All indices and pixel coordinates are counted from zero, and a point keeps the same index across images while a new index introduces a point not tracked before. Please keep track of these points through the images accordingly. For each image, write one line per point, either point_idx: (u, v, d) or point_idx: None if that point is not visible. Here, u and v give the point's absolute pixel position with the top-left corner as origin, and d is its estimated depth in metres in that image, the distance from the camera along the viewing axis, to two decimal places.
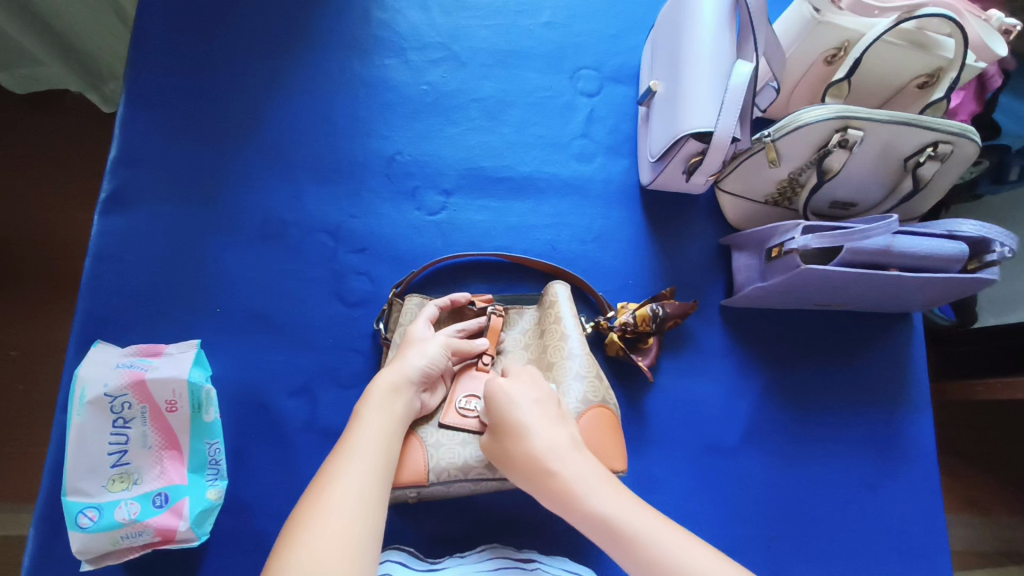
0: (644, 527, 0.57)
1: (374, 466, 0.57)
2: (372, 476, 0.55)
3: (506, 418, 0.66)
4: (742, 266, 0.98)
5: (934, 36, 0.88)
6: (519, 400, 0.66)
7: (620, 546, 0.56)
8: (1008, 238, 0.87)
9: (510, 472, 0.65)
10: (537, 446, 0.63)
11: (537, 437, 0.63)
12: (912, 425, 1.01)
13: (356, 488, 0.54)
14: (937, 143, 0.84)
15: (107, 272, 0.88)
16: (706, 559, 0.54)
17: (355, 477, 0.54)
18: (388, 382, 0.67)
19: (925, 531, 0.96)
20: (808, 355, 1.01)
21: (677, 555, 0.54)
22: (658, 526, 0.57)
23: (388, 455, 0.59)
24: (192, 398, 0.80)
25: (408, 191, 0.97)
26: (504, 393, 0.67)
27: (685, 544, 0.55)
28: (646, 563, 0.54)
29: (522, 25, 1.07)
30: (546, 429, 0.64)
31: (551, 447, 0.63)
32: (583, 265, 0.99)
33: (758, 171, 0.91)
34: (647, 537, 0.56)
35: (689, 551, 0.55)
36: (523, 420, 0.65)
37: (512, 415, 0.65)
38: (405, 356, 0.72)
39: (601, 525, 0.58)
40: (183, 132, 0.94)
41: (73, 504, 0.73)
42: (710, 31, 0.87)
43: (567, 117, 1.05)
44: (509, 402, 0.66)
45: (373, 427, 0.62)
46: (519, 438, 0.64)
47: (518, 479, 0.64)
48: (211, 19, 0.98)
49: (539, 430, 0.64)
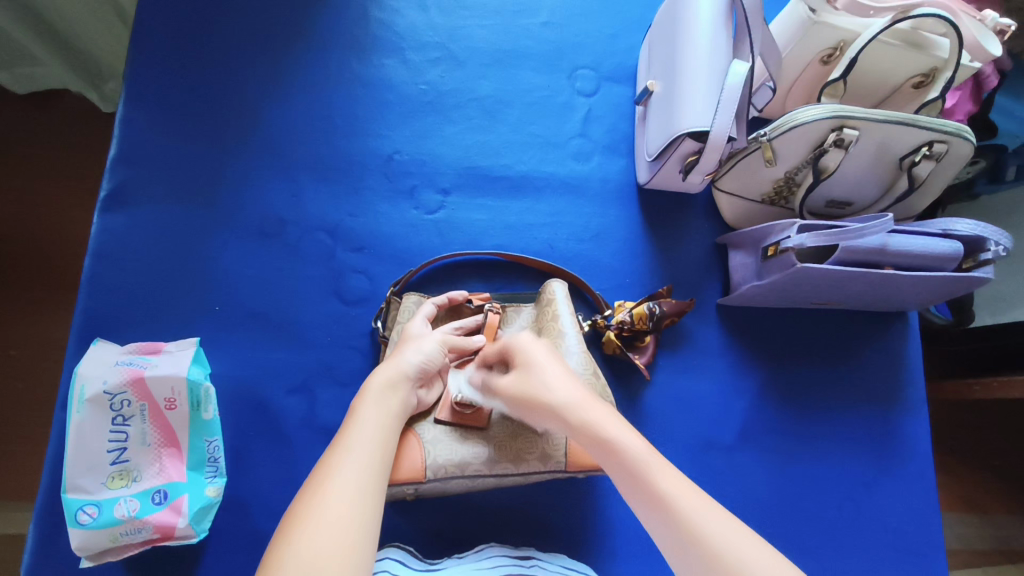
0: (660, 478, 0.54)
1: (370, 461, 0.57)
2: (369, 471, 0.56)
3: (531, 366, 0.67)
4: (738, 265, 0.99)
5: (929, 36, 0.89)
6: (538, 349, 0.70)
7: (638, 493, 0.54)
8: (1002, 238, 0.88)
9: (528, 415, 0.67)
10: (559, 396, 0.63)
11: (559, 388, 0.64)
12: (908, 423, 1.01)
13: (353, 481, 0.54)
14: (932, 143, 0.85)
15: (106, 271, 0.88)
16: (723, 519, 0.50)
17: (352, 472, 0.55)
18: (385, 378, 0.68)
19: (921, 529, 0.97)
20: (804, 354, 1.02)
21: (692, 511, 0.51)
22: (678, 482, 0.54)
23: (385, 449, 0.60)
24: (191, 396, 0.80)
25: (406, 190, 0.98)
26: (531, 346, 0.69)
27: (704, 502, 0.52)
28: (659, 513, 0.52)
29: (520, 25, 1.07)
30: (570, 383, 0.65)
31: (574, 398, 0.63)
32: (580, 264, 0.99)
33: (754, 171, 0.91)
34: (663, 487, 0.53)
35: (708, 509, 0.51)
36: (547, 369, 0.66)
37: (533, 359, 0.68)
38: (403, 351, 0.73)
39: (621, 470, 0.56)
40: (182, 132, 0.94)
41: (73, 501, 0.73)
42: (706, 31, 0.87)
43: (564, 117, 1.05)
44: (535, 353, 0.69)
45: (371, 421, 0.62)
46: (542, 386, 0.65)
47: (536, 421, 0.66)
48: (211, 19, 0.99)
49: (561, 382, 0.65)
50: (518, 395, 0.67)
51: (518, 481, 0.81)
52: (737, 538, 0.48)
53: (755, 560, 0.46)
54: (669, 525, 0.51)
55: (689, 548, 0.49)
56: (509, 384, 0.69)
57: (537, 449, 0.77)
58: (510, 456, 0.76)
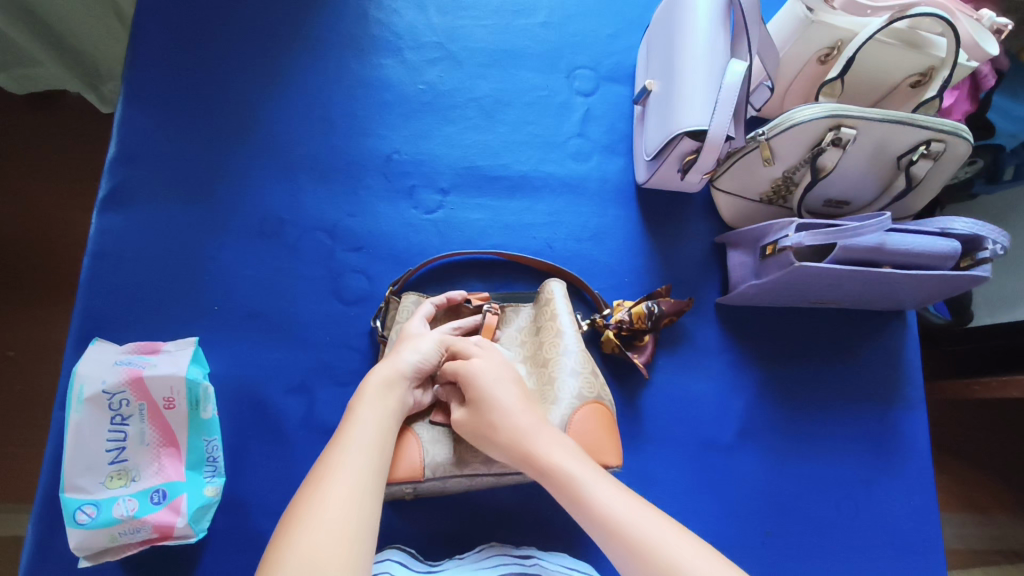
0: (608, 497, 0.57)
1: (370, 460, 0.57)
2: (369, 470, 0.56)
3: (481, 398, 0.67)
4: (736, 264, 0.99)
5: (925, 36, 0.89)
6: (486, 377, 0.68)
7: (586, 513, 0.57)
8: (1001, 236, 0.87)
9: (480, 444, 0.67)
10: (514, 423, 0.65)
11: (514, 416, 0.65)
12: (906, 422, 1.01)
13: (353, 481, 0.54)
14: (930, 142, 0.85)
15: (104, 270, 0.88)
16: (668, 529, 0.54)
17: (350, 471, 0.55)
18: (382, 377, 0.67)
19: (920, 528, 0.97)
20: (803, 353, 1.02)
21: (638, 524, 0.55)
22: (623, 498, 0.58)
23: (384, 448, 0.60)
24: (189, 396, 0.80)
25: (405, 190, 0.98)
26: (481, 377, 0.68)
27: (648, 515, 0.56)
28: (609, 530, 0.55)
29: (518, 25, 1.07)
30: (523, 409, 0.66)
31: (527, 425, 0.64)
32: (579, 264, 1.00)
33: (753, 170, 0.92)
34: (610, 507, 0.57)
35: (652, 521, 0.55)
36: (496, 399, 0.66)
37: (481, 391, 0.67)
38: (396, 354, 0.72)
39: (573, 493, 0.59)
40: (180, 131, 0.94)
41: (71, 500, 0.73)
42: (704, 30, 0.88)
43: (563, 117, 1.05)
44: (485, 382, 0.68)
45: (370, 421, 0.62)
46: (496, 415, 0.66)
47: (487, 449, 0.67)
48: (209, 19, 0.99)
49: (514, 409, 0.66)
50: (472, 427, 0.68)
51: (518, 480, 0.81)
52: (681, 544, 0.53)
53: (697, 564, 0.51)
54: (618, 540, 0.54)
55: (638, 561, 0.52)
56: (462, 419, 0.69)
57: None
58: None
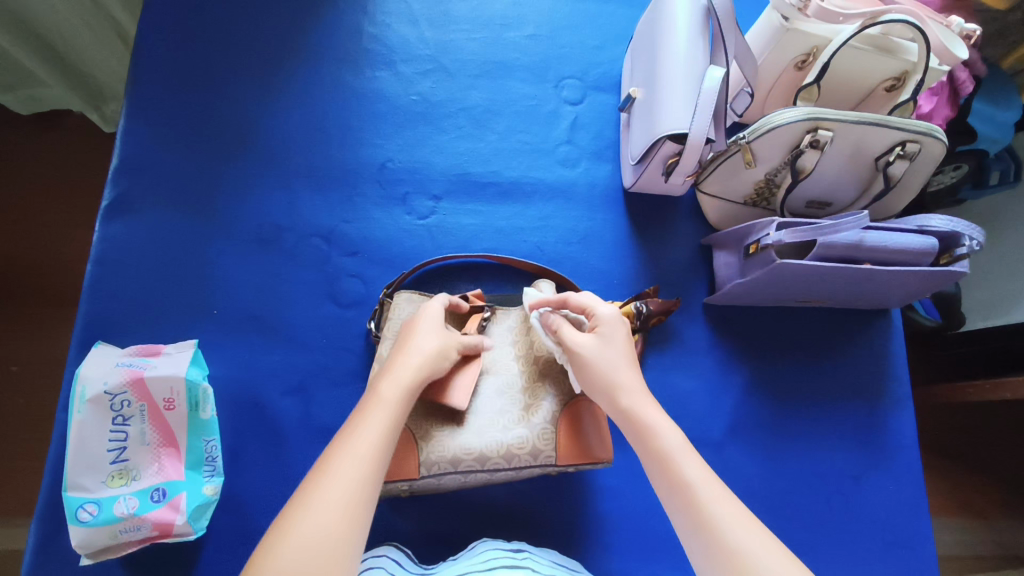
0: (693, 472, 0.58)
1: (375, 456, 0.56)
2: (355, 495, 0.52)
3: (609, 340, 0.69)
4: (722, 264, 1.02)
5: (897, 41, 0.93)
6: (620, 329, 0.70)
7: (668, 482, 0.59)
8: (976, 232, 0.90)
9: (582, 375, 0.69)
10: (623, 379, 0.66)
11: (625, 369, 0.67)
12: (893, 418, 1.03)
13: (332, 510, 0.50)
14: (905, 142, 0.88)
15: (108, 278, 0.91)
16: (741, 515, 0.55)
17: (353, 467, 0.54)
18: (399, 373, 0.65)
19: (910, 523, 0.98)
20: (790, 351, 1.04)
21: (715, 507, 0.55)
22: (710, 480, 0.58)
23: (380, 463, 0.56)
24: (189, 397, 0.82)
25: (399, 197, 1.01)
26: (619, 326, 0.70)
27: (729, 504, 0.56)
28: (683, 499, 0.57)
29: (507, 38, 1.11)
30: (634, 371, 0.68)
31: (635, 386, 0.66)
32: (569, 265, 1.02)
33: (735, 172, 0.94)
34: (694, 486, 0.57)
35: (729, 509, 0.55)
36: (620, 350, 0.69)
37: (613, 335, 0.69)
38: (410, 350, 0.69)
39: (656, 455, 0.60)
40: (182, 143, 0.97)
41: (73, 499, 0.74)
42: (683, 40, 0.91)
43: (551, 125, 1.09)
44: (615, 331, 0.70)
45: (375, 424, 0.59)
46: (615, 360, 0.67)
47: (586, 385, 0.69)
48: (208, 34, 1.02)
49: (629, 366, 0.68)
50: (584, 359, 0.69)
51: (509, 477, 0.83)
52: (749, 534, 0.53)
53: (763, 557, 0.51)
54: (692, 515, 0.56)
55: (701, 531, 0.54)
56: (582, 343, 0.69)
57: (529, 445, 0.79)
58: (502, 452, 0.79)
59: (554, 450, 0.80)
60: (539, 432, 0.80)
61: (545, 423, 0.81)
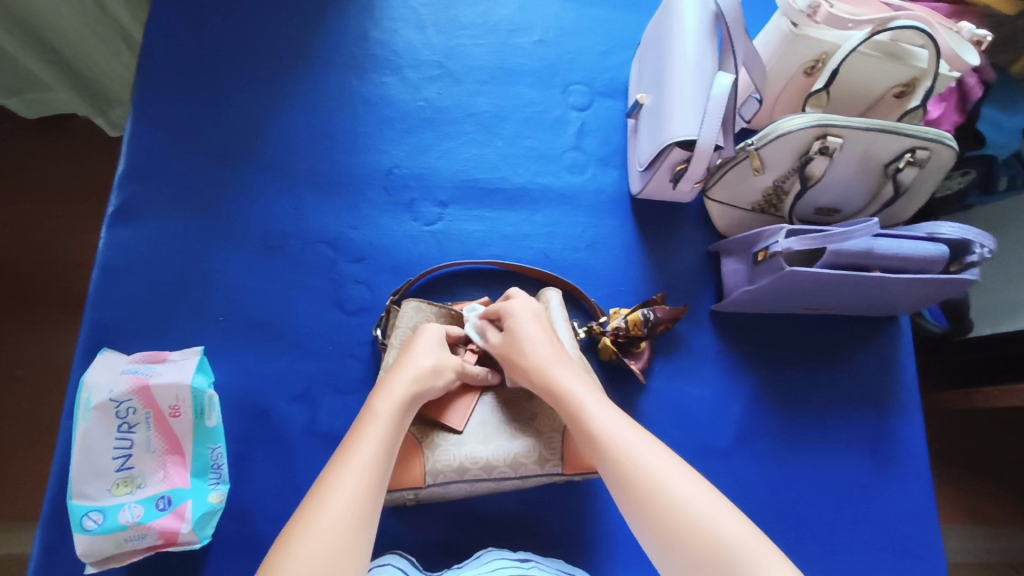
0: (606, 420, 0.65)
1: (373, 470, 0.57)
2: (353, 511, 0.53)
3: (517, 329, 0.76)
4: (730, 271, 1.01)
5: (907, 48, 0.92)
6: (526, 318, 0.77)
7: (585, 434, 0.65)
8: (986, 239, 0.89)
9: (508, 368, 0.77)
10: (535, 357, 0.73)
11: (536, 348, 0.74)
12: (902, 427, 1.02)
13: (332, 533, 0.51)
14: (915, 149, 0.88)
15: (114, 284, 0.90)
16: (650, 449, 0.61)
17: (353, 483, 0.55)
18: (394, 396, 0.65)
19: (920, 532, 0.97)
20: (798, 359, 1.03)
21: (626, 444, 0.62)
22: (621, 423, 0.64)
23: (379, 476, 0.57)
24: (195, 404, 0.82)
25: (405, 203, 1.01)
26: (524, 315, 0.77)
27: (640, 441, 0.62)
28: (600, 446, 0.63)
29: (514, 44, 1.11)
30: (549, 345, 0.74)
31: (549, 359, 0.73)
32: (575, 272, 1.02)
33: (744, 179, 0.94)
34: (605, 431, 0.64)
35: (639, 444, 0.61)
36: (528, 333, 0.75)
37: (517, 325, 0.76)
38: (405, 368, 0.70)
39: (573, 412, 0.67)
40: (187, 149, 0.97)
41: (78, 507, 0.74)
42: (691, 46, 0.90)
43: (558, 131, 1.08)
44: (521, 319, 0.77)
45: (371, 440, 0.60)
46: (528, 343, 0.74)
47: (513, 374, 0.76)
48: (214, 40, 1.02)
49: (543, 343, 0.74)
50: (503, 354, 0.77)
51: (516, 486, 0.82)
52: (659, 464, 0.59)
53: (669, 480, 0.57)
54: (609, 457, 0.61)
55: (618, 471, 0.60)
56: (497, 344, 0.78)
57: (534, 454, 0.79)
58: (508, 461, 0.78)
59: (561, 459, 0.79)
60: (543, 442, 0.80)
61: (551, 433, 0.80)
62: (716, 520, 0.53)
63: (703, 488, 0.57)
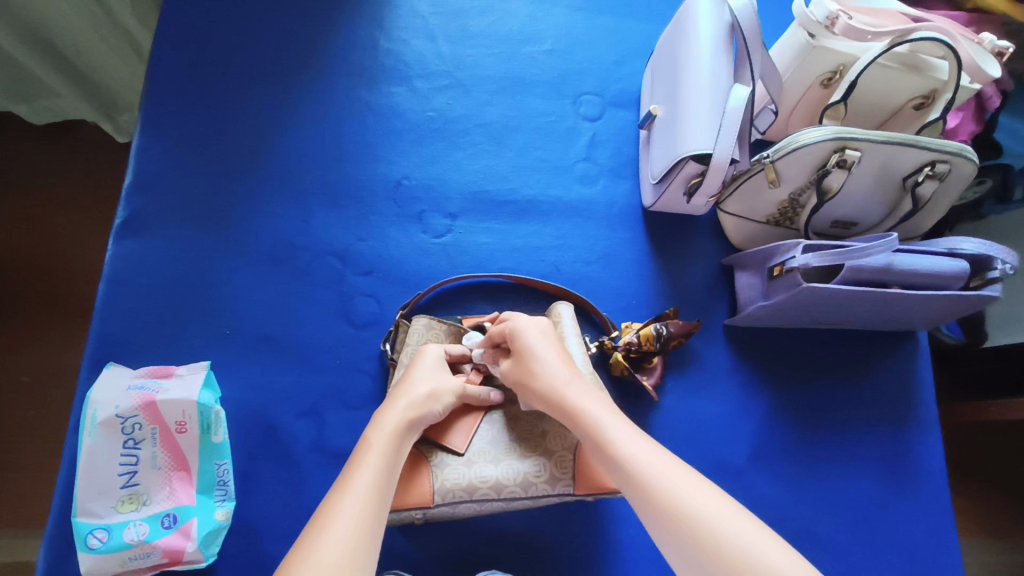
0: (624, 438, 0.62)
1: (372, 501, 0.56)
2: (353, 540, 0.51)
3: (528, 349, 0.74)
4: (744, 285, 0.99)
5: (927, 60, 0.90)
6: (535, 336, 0.75)
7: (604, 454, 0.63)
8: (1009, 256, 0.87)
9: (522, 390, 0.74)
10: (548, 377, 0.71)
11: (551, 366, 0.71)
12: (920, 444, 1.00)
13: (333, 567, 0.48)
14: (934, 162, 0.86)
15: (120, 296, 0.90)
16: (672, 466, 0.58)
17: (352, 515, 0.54)
18: (389, 427, 0.65)
19: (939, 553, 0.95)
20: (814, 374, 1.01)
21: (645, 463, 0.59)
22: (640, 441, 0.62)
23: (378, 505, 0.56)
24: (201, 420, 0.82)
25: (414, 215, 0.99)
26: (531, 333, 0.75)
27: (661, 458, 0.60)
28: (622, 467, 0.60)
29: (525, 53, 1.09)
30: (561, 363, 0.72)
31: (560, 378, 0.70)
32: (586, 285, 1.00)
33: (759, 191, 0.92)
34: (625, 450, 0.61)
35: (659, 461, 0.59)
36: (542, 351, 0.73)
37: (530, 344, 0.74)
38: (401, 397, 0.69)
39: (590, 432, 0.65)
40: (195, 159, 0.96)
41: (84, 524, 0.74)
42: (706, 57, 0.89)
43: (569, 142, 1.07)
44: (530, 336, 0.75)
45: (371, 471, 0.59)
46: (538, 364, 0.72)
47: (527, 396, 0.74)
48: (222, 50, 1.01)
49: (555, 362, 0.72)
50: (513, 376, 0.75)
51: (526, 507, 0.80)
52: (682, 483, 0.56)
53: (695, 498, 0.54)
54: (632, 479, 0.59)
55: (642, 493, 0.57)
56: (507, 367, 0.76)
57: (545, 473, 0.77)
58: (519, 481, 0.77)
59: (572, 479, 0.77)
60: (552, 461, 0.78)
61: (562, 451, 0.79)
62: (742, 536, 0.50)
63: (727, 503, 0.54)
